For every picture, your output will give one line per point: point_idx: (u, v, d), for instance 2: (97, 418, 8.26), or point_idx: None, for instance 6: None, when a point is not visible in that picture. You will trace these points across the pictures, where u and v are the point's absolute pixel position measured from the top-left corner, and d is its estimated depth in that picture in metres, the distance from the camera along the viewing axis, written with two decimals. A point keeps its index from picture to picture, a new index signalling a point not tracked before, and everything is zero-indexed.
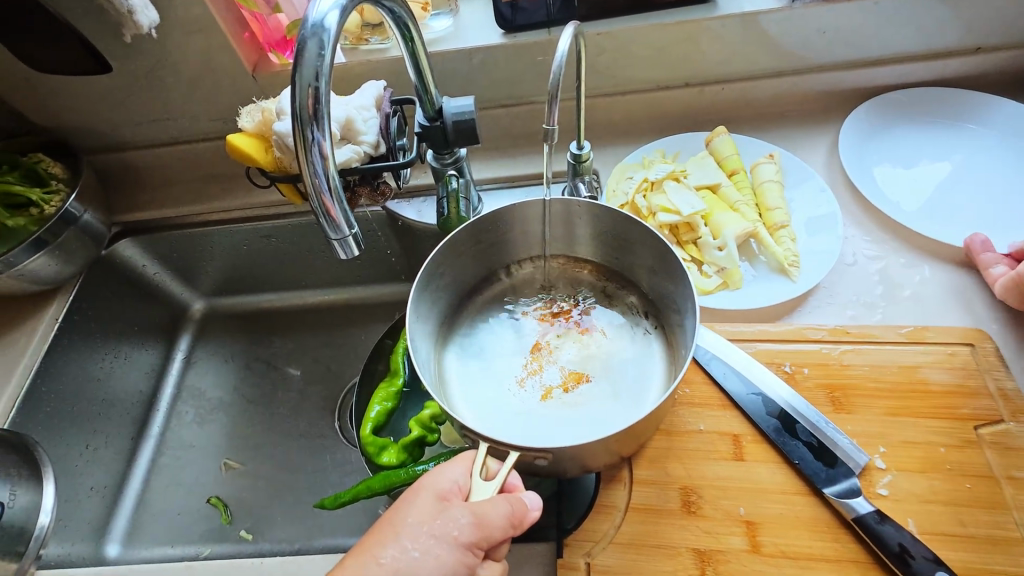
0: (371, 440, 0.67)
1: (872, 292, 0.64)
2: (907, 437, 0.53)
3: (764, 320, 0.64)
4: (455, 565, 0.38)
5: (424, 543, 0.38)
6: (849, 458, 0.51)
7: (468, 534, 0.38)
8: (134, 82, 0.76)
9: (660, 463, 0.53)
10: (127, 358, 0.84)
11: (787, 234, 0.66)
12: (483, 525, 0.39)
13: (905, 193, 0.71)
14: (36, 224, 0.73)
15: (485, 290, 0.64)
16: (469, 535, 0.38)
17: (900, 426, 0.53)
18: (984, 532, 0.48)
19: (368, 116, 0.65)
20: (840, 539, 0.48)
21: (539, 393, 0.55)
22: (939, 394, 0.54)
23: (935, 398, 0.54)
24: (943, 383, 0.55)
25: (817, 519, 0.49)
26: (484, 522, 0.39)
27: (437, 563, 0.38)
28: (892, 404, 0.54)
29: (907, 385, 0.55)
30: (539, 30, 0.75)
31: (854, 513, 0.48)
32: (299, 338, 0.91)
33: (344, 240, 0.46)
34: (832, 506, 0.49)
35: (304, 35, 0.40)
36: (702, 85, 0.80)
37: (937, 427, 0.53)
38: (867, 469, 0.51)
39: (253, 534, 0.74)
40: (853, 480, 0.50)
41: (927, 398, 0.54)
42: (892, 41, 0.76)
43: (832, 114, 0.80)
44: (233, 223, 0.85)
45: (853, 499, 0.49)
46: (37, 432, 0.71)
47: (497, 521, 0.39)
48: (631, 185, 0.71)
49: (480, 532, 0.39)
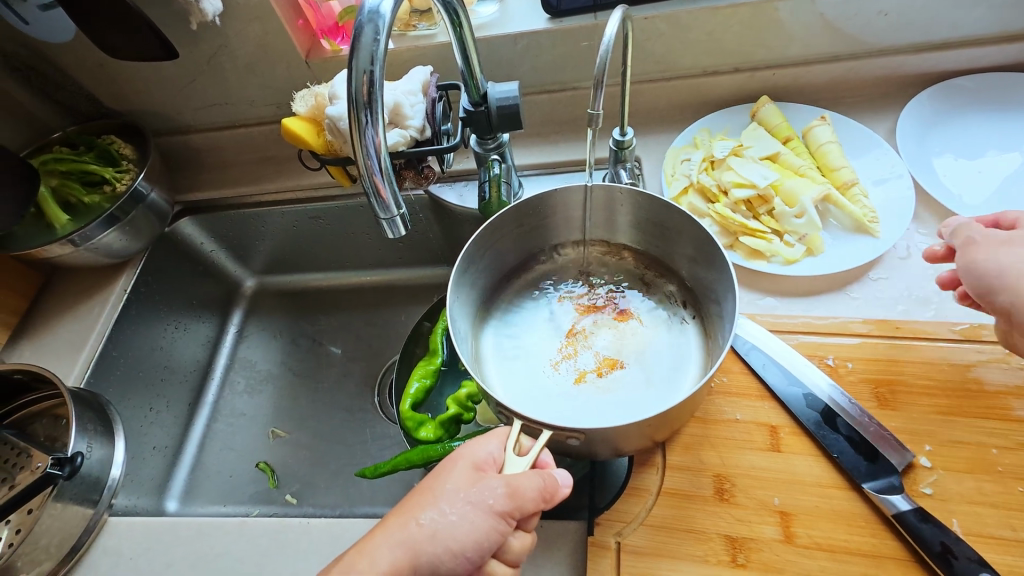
0: (409, 415, 0.69)
1: (925, 288, 0.61)
2: (955, 436, 0.51)
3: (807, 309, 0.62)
4: (490, 532, 0.39)
5: (460, 508, 0.39)
6: (892, 455, 0.50)
7: (502, 503, 0.40)
8: (198, 68, 0.81)
9: (694, 450, 0.54)
10: (186, 330, 0.90)
11: (859, 191, 0.66)
12: (516, 496, 0.40)
13: (969, 185, 0.68)
14: (109, 202, 0.79)
15: (524, 273, 0.65)
16: (503, 504, 0.40)
17: (949, 425, 0.52)
18: None
19: (415, 101, 0.66)
20: (879, 536, 0.48)
21: (574, 376, 0.56)
22: (993, 395, 0.52)
23: (989, 398, 0.52)
24: (998, 383, 0.53)
25: (855, 514, 0.49)
26: (517, 493, 0.40)
27: (472, 528, 0.39)
28: (941, 402, 0.53)
29: (960, 384, 0.53)
30: (585, 15, 0.74)
31: (894, 509, 0.47)
32: (343, 316, 0.95)
33: (392, 219, 0.48)
34: (872, 502, 0.49)
35: (361, 21, 0.42)
36: (752, 70, 0.77)
37: (989, 429, 0.51)
38: (912, 467, 0.50)
39: (298, 498, 0.78)
40: (895, 477, 0.49)
41: (980, 398, 0.52)
42: (961, 22, 0.72)
43: (891, 100, 0.77)
44: (284, 204, 0.89)
45: (894, 496, 0.48)
46: (108, 392, 0.77)
47: (530, 493, 0.40)
48: (692, 167, 0.71)
49: (513, 502, 0.40)
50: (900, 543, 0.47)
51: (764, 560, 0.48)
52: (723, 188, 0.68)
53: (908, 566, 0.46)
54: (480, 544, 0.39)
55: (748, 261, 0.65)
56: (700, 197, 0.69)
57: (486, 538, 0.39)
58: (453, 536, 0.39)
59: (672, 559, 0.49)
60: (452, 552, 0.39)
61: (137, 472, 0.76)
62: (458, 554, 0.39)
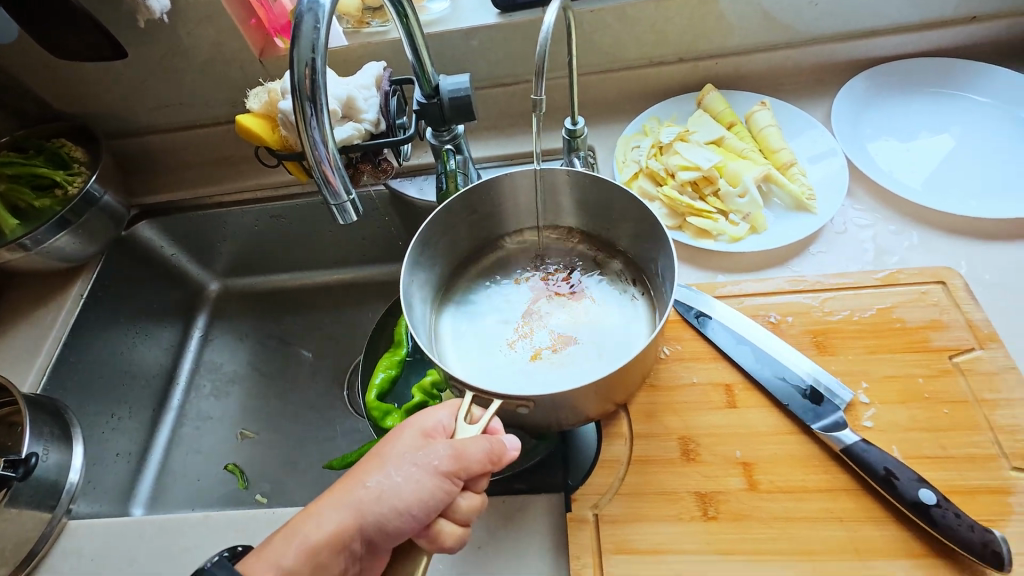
0: (375, 405, 0.70)
1: (860, 258, 0.65)
2: (887, 372, 0.55)
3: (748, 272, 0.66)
4: (435, 491, 0.42)
5: (406, 470, 0.42)
6: (833, 395, 0.54)
7: (447, 463, 0.42)
8: (149, 68, 0.80)
9: (656, 417, 0.56)
10: (149, 336, 0.89)
11: (798, 170, 0.69)
12: (462, 458, 0.42)
13: (899, 163, 0.72)
14: (60, 205, 0.77)
15: (480, 258, 0.67)
16: (448, 464, 0.42)
17: (881, 362, 0.55)
18: (963, 452, 0.50)
19: (368, 95, 0.68)
20: (830, 471, 0.51)
21: (529, 354, 0.58)
22: (913, 330, 0.57)
23: (910, 333, 0.57)
24: (917, 319, 0.57)
25: (810, 455, 0.52)
26: (463, 455, 0.42)
27: (417, 488, 0.41)
28: (871, 342, 0.57)
29: (884, 325, 0.57)
30: (533, 10, 0.77)
31: (841, 444, 0.50)
32: (309, 315, 0.95)
33: (342, 206, 0.48)
34: (821, 441, 0.52)
35: (300, 11, 0.43)
36: (696, 59, 0.81)
37: (912, 361, 0.55)
38: (852, 405, 0.54)
39: (268, 497, 0.78)
40: (840, 415, 0.52)
41: (903, 334, 0.57)
42: (884, 11, 0.76)
43: (826, 86, 0.81)
44: (245, 204, 0.89)
45: (839, 432, 0.51)
46: (66, 398, 0.76)
47: (475, 455, 0.42)
48: (641, 153, 0.74)
49: (459, 463, 0.42)
50: (851, 475, 0.50)
51: (732, 509, 0.50)
52: (670, 171, 0.71)
53: (859, 494, 0.49)
54: (424, 503, 0.41)
55: (696, 240, 0.67)
56: (649, 181, 0.72)
57: (430, 498, 0.41)
58: (398, 495, 0.41)
59: (633, 525, 0.50)
60: (396, 510, 0.41)
61: (99, 480, 0.75)
62: (403, 513, 0.41)
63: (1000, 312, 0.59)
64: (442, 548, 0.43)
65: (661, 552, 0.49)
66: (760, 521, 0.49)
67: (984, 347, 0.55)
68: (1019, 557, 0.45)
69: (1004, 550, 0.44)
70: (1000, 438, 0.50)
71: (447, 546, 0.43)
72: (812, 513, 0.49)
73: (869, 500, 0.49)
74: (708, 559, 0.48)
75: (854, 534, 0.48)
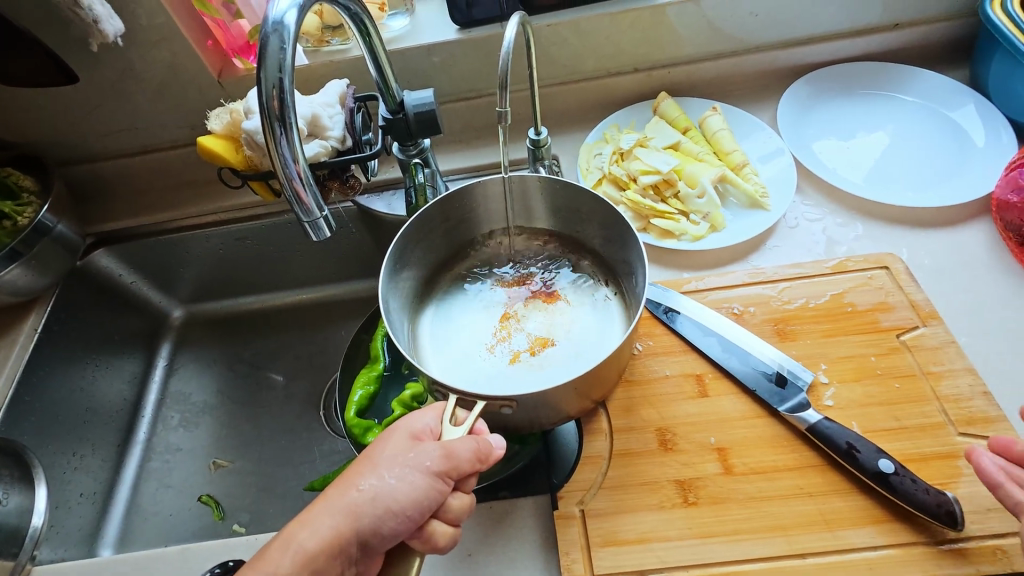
0: (355, 422, 0.69)
1: (812, 250, 0.69)
2: (841, 353, 0.59)
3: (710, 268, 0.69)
4: (428, 490, 0.45)
5: (399, 472, 0.45)
6: (795, 377, 0.57)
7: (439, 464, 0.45)
8: (102, 92, 0.78)
9: (634, 411, 0.57)
10: (110, 368, 0.85)
11: (750, 170, 0.73)
12: (452, 457, 0.46)
13: (841, 160, 0.77)
14: (10, 236, 0.74)
15: (454, 266, 0.68)
16: (440, 464, 0.45)
17: (836, 344, 0.59)
18: (914, 422, 0.54)
19: (333, 113, 0.68)
20: (798, 450, 0.53)
21: (509, 357, 0.60)
22: (864, 312, 0.61)
23: (861, 316, 0.61)
24: (867, 302, 0.61)
25: (777, 436, 0.54)
26: (453, 454, 0.46)
27: (410, 487, 0.44)
28: (827, 326, 0.60)
29: (837, 309, 0.61)
30: (492, 25, 0.79)
31: (806, 423, 0.53)
32: (280, 337, 0.93)
33: (315, 222, 0.49)
34: (787, 422, 0.55)
35: (265, 33, 0.43)
36: (650, 69, 0.84)
37: (864, 341, 0.59)
38: (814, 385, 0.57)
39: (246, 526, 0.76)
40: (802, 396, 0.55)
41: (854, 317, 0.61)
42: (818, 20, 0.82)
43: (770, 91, 0.86)
44: (208, 227, 0.87)
45: (803, 412, 0.54)
46: (24, 438, 0.73)
47: (464, 454, 0.46)
48: (604, 160, 0.77)
49: (449, 463, 0.45)
50: (816, 452, 0.53)
51: (711, 494, 0.52)
52: (632, 176, 0.74)
53: (824, 469, 0.52)
54: (419, 503, 0.45)
55: (660, 240, 0.71)
56: (613, 186, 0.75)
57: (424, 497, 0.45)
58: (392, 496, 0.44)
59: (620, 516, 0.52)
60: (391, 511, 0.44)
61: (61, 523, 0.72)
62: (398, 513, 0.44)
63: (939, 294, 0.64)
64: (434, 548, 0.46)
65: (647, 540, 0.50)
66: (736, 502, 0.51)
67: (926, 324, 0.59)
68: (971, 516, 0.49)
69: (957, 509, 0.47)
70: (945, 407, 0.54)
71: (439, 546, 0.46)
72: (784, 490, 0.52)
73: (834, 473, 0.52)
74: (690, 543, 0.50)
75: (823, 507, 0.50)
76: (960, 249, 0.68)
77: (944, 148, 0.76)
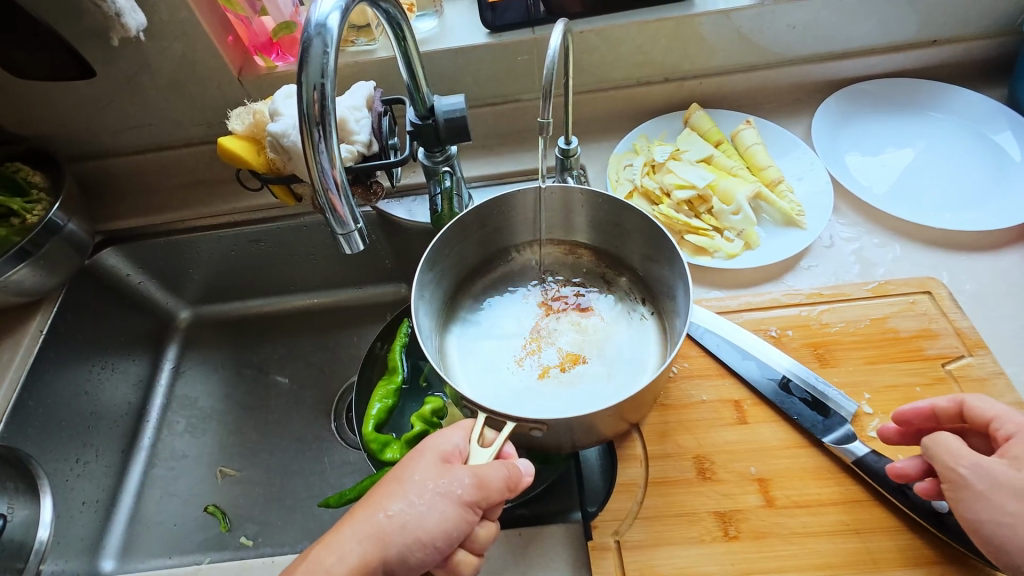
0: (373, 437, 0.66)
1: (849, 272, 0.67)
2: (885, 381, 0.57)
3: (744, 286, 0.68)
4: (458, 522, 0.42)
5: (428, 499, 0.43)
6: (841, 408, 0.55)
7: (470, 493, 0.43)
8: (116, 87, 0.76)
9: (671, 437, 0.55)
10: (116, 370, 0.83)
11: (786, 188, 0.71)
12: (483, 486, 0.43)
13: (877, 177, 0.75)
14: (19, 234, 0.71)
15: (484, 274, 0.66)
16: (471, 493, 0.43)
17: (879, 372, 0.57)
18: None
19: (360, 116, 0.66)
20: (842, 483, 0.52)
21: (538, 372, 0.57)
22: (907, 339, 0.59)
23: (904, 343, 0.59)
24: (910, 328, 0.60)
25: (820, 468, 0.53)
26: (484, 484, 0.43)
27: (441, 517, 0.42)
28: (870, 353, 0.59)
29: (879, 334, 0.60)
30: (523, 30, 0.76)
31: (853, 456, 0.52)
32: (292, 342, 0.90)
33: (349, 234, 0.46)
34: (832, 453, 0.53)
35: (308, 35, 0.41)
36: (681, 80, 0.82)
37: (908, 369, 0.57)
38: (857, 416, 0.55)
39: (254, 539, 0.73)
40: (848, 426, 0.53)
41: (897, 343, 0.59)
42: (856, 34, 0.80)
43: (803, 105, 0.84)
44: (221, 228, 0.84)
45: (850, 444, 0.52)
46: (27, 444, 0.70)
47: (496, 483, 0.43)
48: (635, 172, 0.74)
49: (480, 492, 0.43)
50: (862, 487, 0.51)
51: (752, 528, 0.50)
52: (665, 190, 0.72)
53: (870, 505, 0.50)
54: (448, 534, 0.42)
55: (694, 257, 0.68)
56: (645, 199, 0.73)
57: (454, 528, 0.42)
58: (422, 525, 0.42)
59: (658, 548, 0.50)
60: (420, 542, 0.42)
61: (64, 533, 0.69)
62: (427, 544, 0.42)
63: (982, 321, 0.62)
64: None
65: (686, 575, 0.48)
66: (779, 537, 0.49)
67: (973, 354, 0.57)
68: None
69: None
70: None
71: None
72: (829, 526, 0.50)
73: (881, 510, 0.50)
74: None
75: (869, 545, 0.49)
76: (1002, 275, 0.66)
77: (983, 167, 0.74)
